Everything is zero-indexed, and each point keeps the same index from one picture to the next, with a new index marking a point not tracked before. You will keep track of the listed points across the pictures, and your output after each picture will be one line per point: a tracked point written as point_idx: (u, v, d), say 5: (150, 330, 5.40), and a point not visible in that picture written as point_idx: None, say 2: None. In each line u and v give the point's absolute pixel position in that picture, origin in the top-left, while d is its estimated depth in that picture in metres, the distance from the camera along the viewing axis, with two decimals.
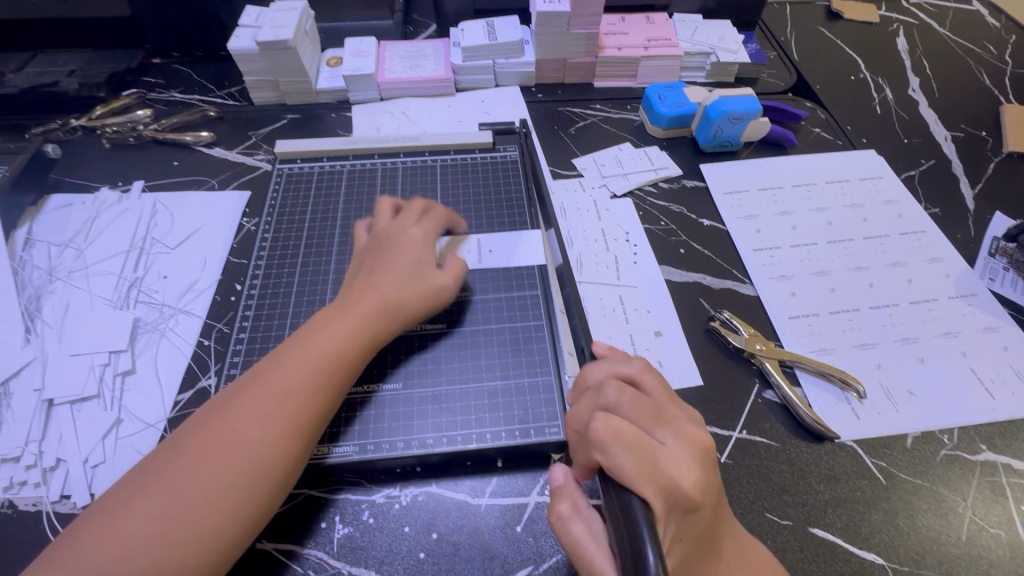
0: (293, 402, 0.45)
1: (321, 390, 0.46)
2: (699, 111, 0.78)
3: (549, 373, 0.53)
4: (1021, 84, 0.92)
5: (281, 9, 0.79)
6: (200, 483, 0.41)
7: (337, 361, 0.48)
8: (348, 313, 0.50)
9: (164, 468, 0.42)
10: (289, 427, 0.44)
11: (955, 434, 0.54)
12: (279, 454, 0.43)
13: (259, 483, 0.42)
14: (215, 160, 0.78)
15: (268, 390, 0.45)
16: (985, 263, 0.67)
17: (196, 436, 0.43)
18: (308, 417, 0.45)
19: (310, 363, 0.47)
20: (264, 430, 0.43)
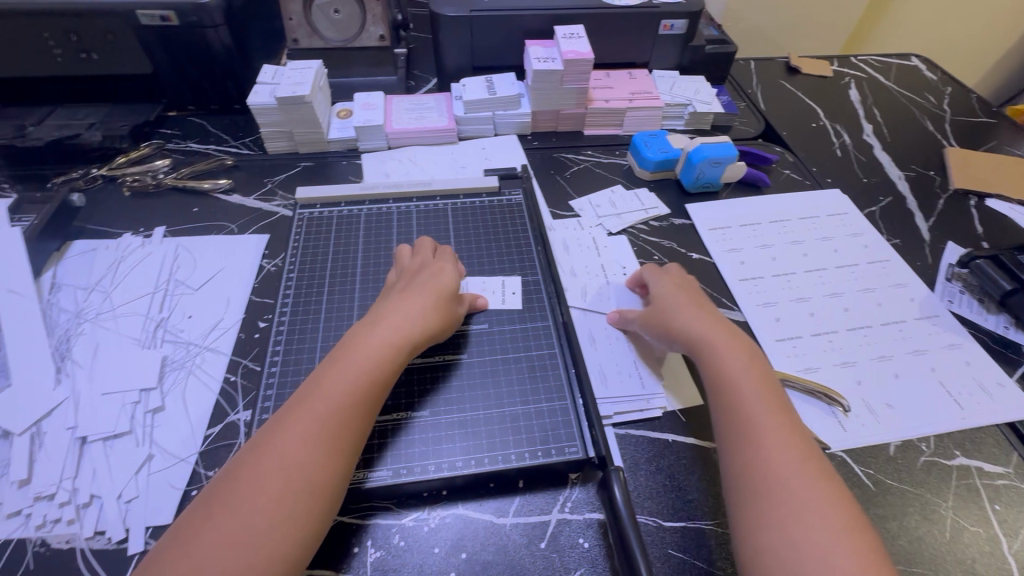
0: (332, 430, 0.47)
1: (358, 416, 0.49)
2: (682, 156, 0.86)
3: (565, 396, 0.57)
4: (960, 129, 1.04)
5: (298, 67, 0.86)
6: (255, 523, 0.42)
7: (371, 387, 0.51)
8: (371, 338, 0.53)
9: (211, 514, 0.42)
10: (331, 455, 0.46)
11: (932, 442, 0.60)
12: (325, 485, 0.45)
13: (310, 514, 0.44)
14: (233, 206, 0.82)
15: (306, 421, 0.47)
16: (944, 287, 0.75)
17: (240, 477, 0.44)
18: (347, 444, 0.48)
19: (344, 391, 0.49)
20: (309, 461, 0.45)
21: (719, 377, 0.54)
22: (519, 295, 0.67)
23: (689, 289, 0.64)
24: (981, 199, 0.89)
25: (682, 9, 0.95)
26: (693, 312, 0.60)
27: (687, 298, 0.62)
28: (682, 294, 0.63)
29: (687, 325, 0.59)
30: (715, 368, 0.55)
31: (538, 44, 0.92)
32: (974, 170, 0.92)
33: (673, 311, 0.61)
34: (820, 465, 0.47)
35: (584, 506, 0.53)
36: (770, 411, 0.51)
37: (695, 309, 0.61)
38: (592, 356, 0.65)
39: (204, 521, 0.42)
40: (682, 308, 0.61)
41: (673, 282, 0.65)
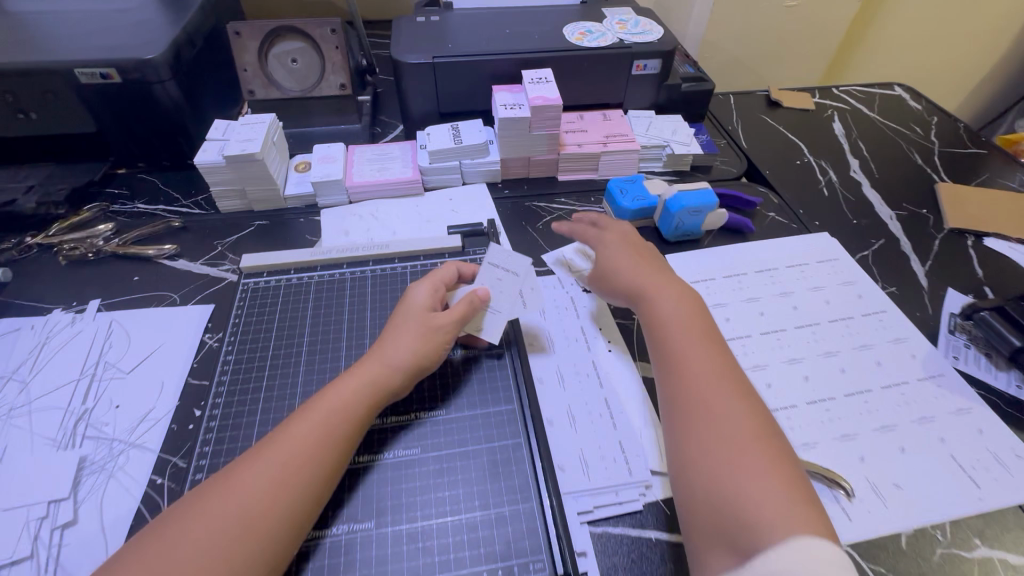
0: (318, 443, 0.48)
1: (329, 445, 0.48)
2: (659, 204, 0.81)
3: (531, 497, 0.51)
4: (949, 162, 1.00)
5: (249, 122, 0.81)
6: (185, 549, 0.40)
7: (368, 399, 0.52)
8: (348, 376, 0.53)
9: (203, 494, 0.44)
10: (313, 463, 0.46)
11: (948, 530, 0.53)
12: (264, 525, 0.42)
13: (241, 551, 0.41)
14: (178, 273, 0.76)
15: (306, 420, 0.49)
16: (947, 340, 0.69)
17: (193, 497, 0.44)
18: (305, 486, 0.45)
19: (345, 399, 0.51)
20: (261, 489, 0.44)
21: (671, 341, 0.57)
22: (480, 370, 0.61)
23: (647, 253, 0.69)
24: (977, 238, 0.84)
25: (655, 49, 0.92)
26: (642, 270, 0.65)
27: (636, 262, 0.66)
28: (628, 258, 0.67)
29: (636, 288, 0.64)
30: (664, 329, 0.58)
31: (505, 89, 0.88)
32: (969, 207, 0.88)
33: (629, 271, 0.66)
34: (780, 449, 0.47)
35: None
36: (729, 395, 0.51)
37: (643, 268, 0.65)
38: (570, 439, 0.58)
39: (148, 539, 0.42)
40: (626, 272, 0.66)
41: (653, 251, 0.70)
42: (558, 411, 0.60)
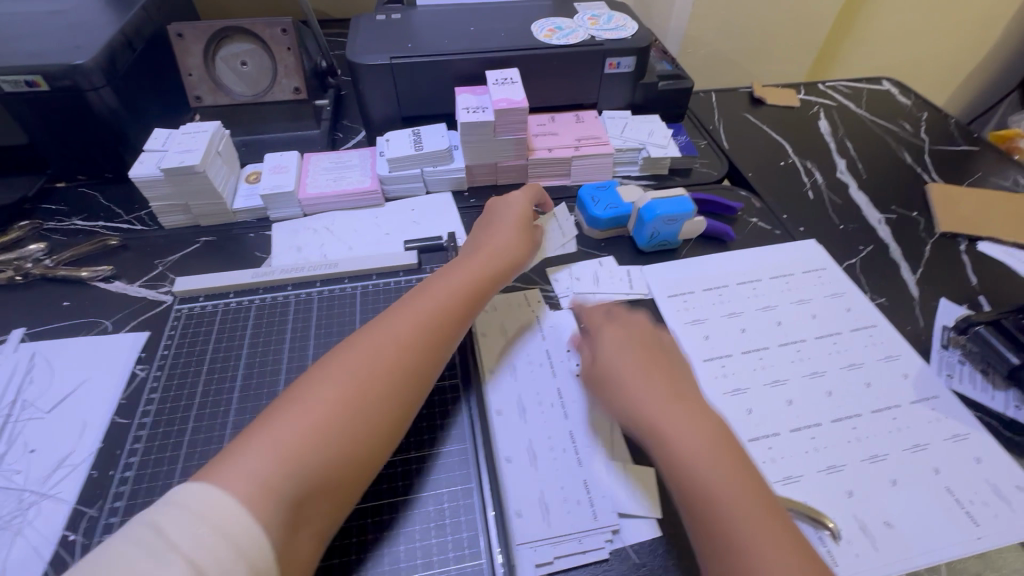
0: (430, 327, 0.54)
1: (439, 326, 0.55)
2: (634, 212, 0.76)
3: (480, 554, 0.47)
4: (940, 160, 0.95)
5: (191, 131, 0.75)
6: (335, 415, 0.45)
7: (466, 296, 0.59)
8: (471, 270, 0.61)
9: (335, 371, 0.48)
10: (435, 341, 0.54)
11: (943, 574, 0.48)
12: (389, 400, 0.48)
13: (388, 408, 0.48)
14: (113, 296, 0.70)
15: (412, 309, 0.55)
16: (941, 356, 0.64)
17: (321, 369, 0.48)
18: (422, 364, 0.52)
19: (445, 295, 0.58)
20: (391, 367, 0.50)
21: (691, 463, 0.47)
22: (430, 405, 0.56)
23: (652, 347, 0.59)
24: (971, 242, 0.79)
25: (629, 46, 0.86)
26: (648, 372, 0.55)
27: (639, 363, 0.56)
28: (629, 355, 0.57)
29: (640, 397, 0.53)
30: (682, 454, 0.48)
31: (469, 91, 0.83)
32: (961, 209, 0.83)
33: (633, 372, 0.55)
34: (768, 515, 0.44)
35: None
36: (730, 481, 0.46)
37: (648, 370, 0.55)
38: (529, 479, 0.52)
39: (281, 407, 0.45)
40: (629, 374, 0.55)
41: (666, 341, 0.60)
42: (517, 446, 0.54)
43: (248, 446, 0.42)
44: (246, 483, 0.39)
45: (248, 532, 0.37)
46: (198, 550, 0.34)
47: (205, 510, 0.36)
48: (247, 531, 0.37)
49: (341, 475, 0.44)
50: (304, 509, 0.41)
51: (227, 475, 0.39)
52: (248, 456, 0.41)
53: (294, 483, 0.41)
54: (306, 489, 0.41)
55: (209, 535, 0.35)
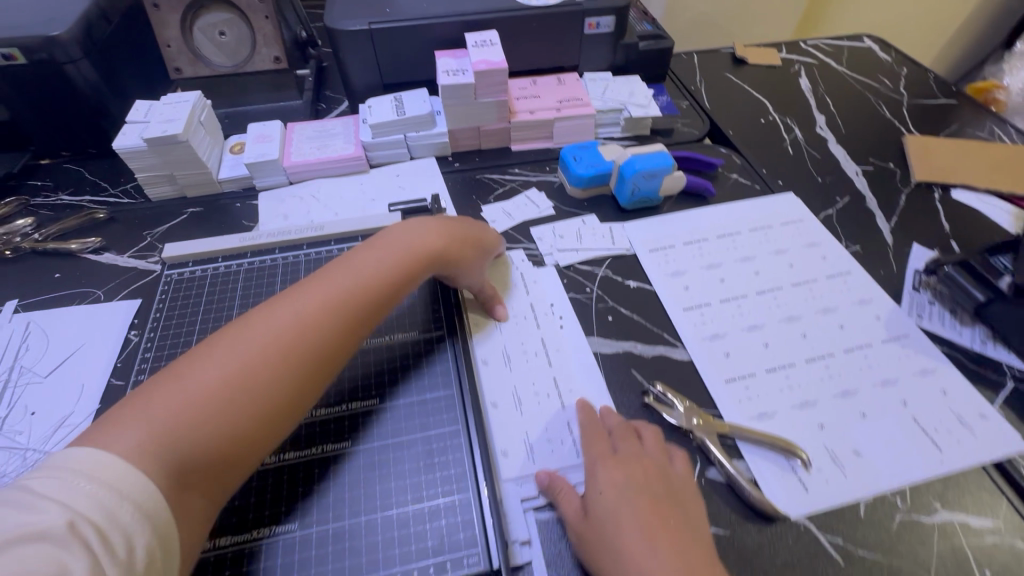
0: (338, 310, 0.49)
1: (343, 315, 0.50)
2: (615, 170, 0.77)
3: (466, 487, 0.48)
4: (919, 113, 0.96)
5: (172, 102, 0.75)
6: (242, 380, 0.43)
7: (378, 282, 0.53)
8: (389, 254, 0.56)
9: (223, 350, 0.44)
10: (341, 327, 0.49)
11: (908, 495, 0.51)
12: (306, 366, 0.46)
13: (268, 397, 0.44)
14: (103, 267, 0.71)
15: (322, 290, 0.50)
16: (912, 298, 0.67)
17: (212, 347, 0.45)
18: (326, 340, 0.48)
19: (355, 279, 0.52)
20: (313, 332, 0.47)
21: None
22: (416, 355, 0.57)
23: (640, 464, 0.48)
24: (945, 191, 0.81)
25: (607, 5, 0.86)
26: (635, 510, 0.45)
27: (626, 502, 0.45)
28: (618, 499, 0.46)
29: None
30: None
31: (449, 55, 0.83)
32: (937, 159, 0.84)
33: (621, 531, 0.44)
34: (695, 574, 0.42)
35: None
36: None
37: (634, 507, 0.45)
38: (516, 422, 0.54)
39: (185, 372, 0.42)
40: (618, 528, 0.44)
41: (654, 453, 0.49)
42: (504, 393, 0.57)
43: (140, 410, 0.39)
44: (132, 448, 0.37)
45: (141, 492, 0.35)
46: (79, 505, 0.32)
47: (91, 473, 0.34)
48: (139, 491, 0.35)
49: (246, 438, 0.42)
50: (197, 470, 0.39)
51: (104, 441, 0.37)
52: (138, 422, 0.38)
53: (180, 445, 0.39)
54: (201, 450, 0.40)
55: (90, 487, 0.33)
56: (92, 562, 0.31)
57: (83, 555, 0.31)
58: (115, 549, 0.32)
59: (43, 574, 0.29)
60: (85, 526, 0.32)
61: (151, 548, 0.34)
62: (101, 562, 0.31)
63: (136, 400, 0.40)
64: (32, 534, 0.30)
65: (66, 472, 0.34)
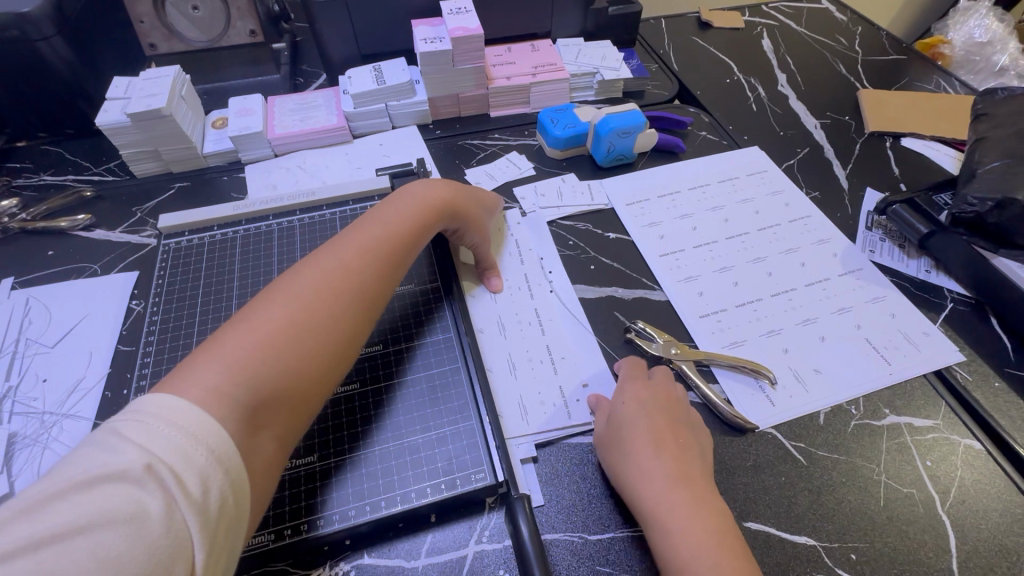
0: (375, 260, 0.52)
1: (383, 262, 0.53)
2: (590, 130, 0.80)
3: (470, 416, 0.53)
4: (872, 69, 1.02)
5: (152, 77, 0.76)
6: (298, 331, 0.43)
7: (408, 235, 0.56)
8: (412, 210, 0.58)
9: (280, 297, 0.45)
10: (379, 274, 0.52)
11: (861, 404, 0.57)
12: (352, 319, 0.48)
13: (333, 337, 0.46)
14: (96, 243, 0.72)
15: (358, 244, 0.52)
16: (865, 236, 0.73)
17: (265, 297, 0.45)
18: (371, 285, 0.50)
19: (386, 232, 0.55)
20: (355, 288, 0.49)
21: (659, 518, 0.45)
22: (414, 305, 0.61)
23: (662, 390, 0.54)
24: (895, 139, 0.87)
25: None
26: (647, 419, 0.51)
27: (641, 411, 0.51)
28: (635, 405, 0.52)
29: (622, 473, 0.48)
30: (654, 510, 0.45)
31: (425, 23, 0.84)
32: (888, 111, 0.91)
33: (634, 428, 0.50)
34: (689, 473, 0.47)
35: (503, 532, 0.48)
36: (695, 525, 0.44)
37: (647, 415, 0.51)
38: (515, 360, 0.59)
39: (242, 323, 0.42)
40: (626, 427, 0.50)
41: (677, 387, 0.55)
42: (498, 359, 0.60)
43: (205, 358, 0.39)
44: (204, 392, 0.36)
45: (216, 432, 0.34)
46: (154, 446, 0.32)
47: (168, 415, 0.33)
48: (216, 430, 0.34)
49: (305, 388, 0.43)
50: (264, 417, 0.40)
51: (178, 388, 0.36)
52: (206, 367, 0.38)
53: (250, 389, 0.39)
54: (266, 397, 0.40)
55: (176, 436, 0.33)
56: (168, 501, 0.31)
57: (160, 496, 0.31)
58: (192, 486, 0.32)
59: (123, 512, 0.29)
60: (164, 468, 0.31)
61: (225, 489, 0.34)
62: (176, 503, 0.31)
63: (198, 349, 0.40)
64: (111, 475, 0.30)
65: (142, 416, 0.33)
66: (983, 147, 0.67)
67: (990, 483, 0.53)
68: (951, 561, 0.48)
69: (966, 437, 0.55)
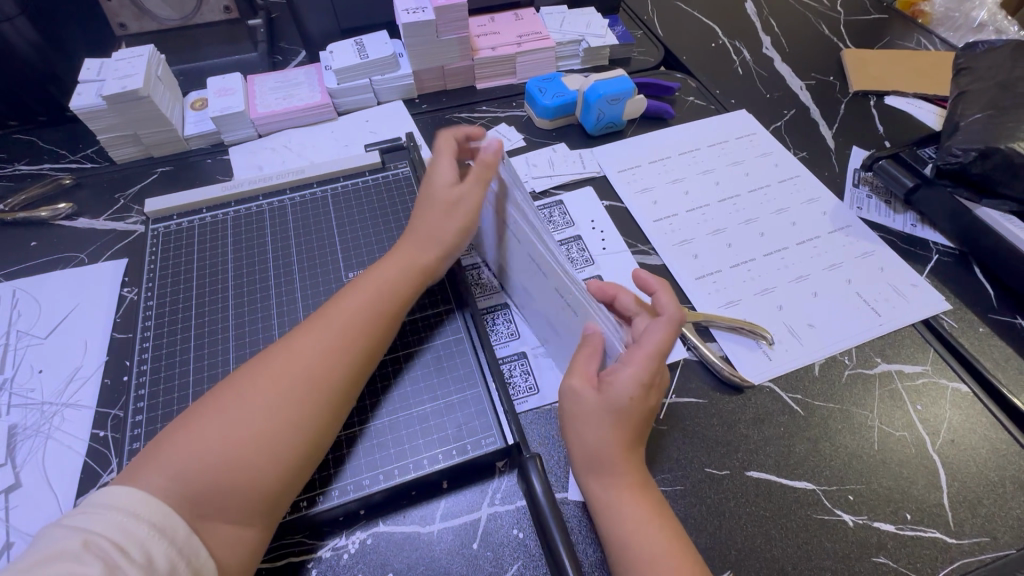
0: (336, 342, 0.48)
1: (350, 338, 0.49)
2: (579, 98, 0.80)
3: (477, 383, 0.53)
4: (854, 29, 1.02)
5: (125, 57, 0.73)
6: (251, 420, 0.42)
7: (382, 298, 0.52)
8: (389, 261, 0.55)
9: (233, 390, 0.44)
10: (340, 355, 0.47)
11: (854, 354, 0.59)
12: (305, 409, 0.44)
13: (283, 431, 0.43)
14: (80, 232, 0.70)
15: (323, 322, 0.49)
16: (852, 193, 0.74)
17: (228, 386, 0.45)
18: (331, 369, 0.47)
19: (356, 302, 0.51)
20: (313, 363, 0.46)
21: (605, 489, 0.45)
22: None
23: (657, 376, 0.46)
24: (879, 98, 0.88)
25: None
26: (632, 408, 0.45)
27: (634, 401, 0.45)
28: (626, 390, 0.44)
29: (585, 446, 0.46)
30: (604, 492, 0.45)
31: None
32: (871, 70, 0.91)
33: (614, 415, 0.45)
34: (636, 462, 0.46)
35: (515, 494, 0.49)
36: (645, 520, 0.43)
37: (632, 404, 0.45)
38: None
39: (195, 415, 0.43)
40: (608, 413, 0.45)
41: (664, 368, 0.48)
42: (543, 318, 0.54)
43: (159, 456, 0.40)
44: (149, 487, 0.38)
45: (160, 512, 0.37)
46: (96, 526, 0.35)
47: (115, 501, 0.37)
48: (152, 512, 0.37)
49: (265, 474, 0.41)
50: (225, 505, 0.40)
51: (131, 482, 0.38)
52: (156, 466, 0.39)
53: (187, 485, 0.39)
54: (220, 487, 0.40)
55: (117, 517, 0.36)
56: (109, 565, 0.33)
57: (101, 563, 0.33)
58: (135, 553, 0.34)
59: None
60: (101, 541, 0.34)
61: (172, 555, 0.36)
62: (119, 566, 0.33)
63: (155, 445, 0.41)
64: (55, 555, 0.33)
65: (94, 504, 0.36)
66: (965, 100, 0.68)
67: (977, 422, 0.55)
68: (941, 496, 0.51)
69: (953, 380, 0.58)
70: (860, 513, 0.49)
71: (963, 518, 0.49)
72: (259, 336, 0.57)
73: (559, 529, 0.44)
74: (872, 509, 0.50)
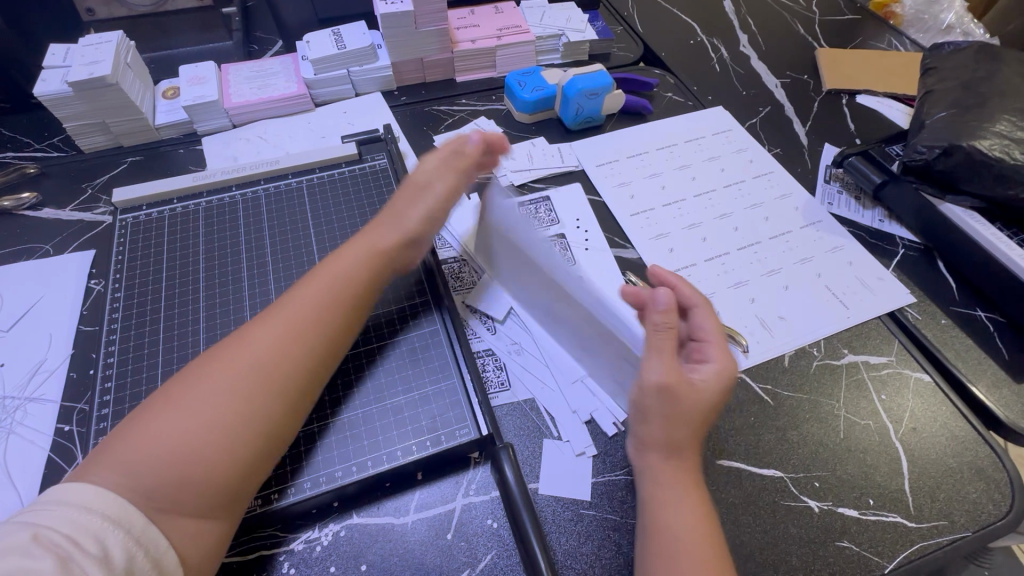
0: (296, 333, 0.47)
1: (311, 331, 0.48)
2: (558, 93, 0.80)
3: (452, 375, 0.53)
4: (829, 29, 1.04)
5: (91, 43, 0.71)
6: (207, 412, 0.41)
7: (345, 289, 0.51)
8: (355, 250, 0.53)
9: (190, 381, 0.43)
10: (298, 346, 0.46)
11: (822, 346, 0.61)
12: (264, 398, 0.44)
13: (241, 421, 0.42)
14: (45, 222, 0.68)
15: (281, 313, 0.48)
16: (824, 189, 0.76)
17: (186, 376, 0.44)
18: (289, 360, 0.46)
19: (319, 291, 0.50)
20: (269, 351, 0.45)
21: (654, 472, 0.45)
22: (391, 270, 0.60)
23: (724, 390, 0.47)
24: (851, 97, 0.90)
25: None
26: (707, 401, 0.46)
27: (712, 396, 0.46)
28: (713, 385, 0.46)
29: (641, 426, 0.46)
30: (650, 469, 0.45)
31: None
32: (844, 68, 0.93)
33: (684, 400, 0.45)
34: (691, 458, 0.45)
35: (489, 485, 0.49)
36: (687, 503, 0.43)
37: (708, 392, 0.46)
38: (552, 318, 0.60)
39: (153, 406, 0.42)
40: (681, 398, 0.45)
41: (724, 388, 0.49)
42: None
43: (115, 446, 0.39)
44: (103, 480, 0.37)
45: (114, 505, 0.36)
46: (47, 520, 0.35)
47: (70, 497, 0.36)
48: (107, 507, 0.36)
49: (225, 465, 0.41)
50: (180, 499, 0.39)
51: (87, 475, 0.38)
52: (112, 457, 0.38)
53: (143, 477, 0.38)
54: (172, 479, 0.39)
55: (73, 512, 0.35)
56: (62, 561, 0.33)
57: (52, 557, 0.33)
58: (91, 547, 0.34)
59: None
60: (51, 534, 0.34)
61: (130, 545, 0.36)
62: (73, 561, 0.33)
63: (111, 437, 0.40)
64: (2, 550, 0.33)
65: (46, 501, 0.36)
66: (930, 100, 0.70)
67: (938, 411, 0.57)
68: (903, 482, 0.52)
69: (916, 371, 0.59)
70: (825, 499, 0.51)
71: (922, 503, 0.51)
72: (231, 328, 0.56)
73: (530, 518, 0.45)
74: (838, 496, 0.51)
